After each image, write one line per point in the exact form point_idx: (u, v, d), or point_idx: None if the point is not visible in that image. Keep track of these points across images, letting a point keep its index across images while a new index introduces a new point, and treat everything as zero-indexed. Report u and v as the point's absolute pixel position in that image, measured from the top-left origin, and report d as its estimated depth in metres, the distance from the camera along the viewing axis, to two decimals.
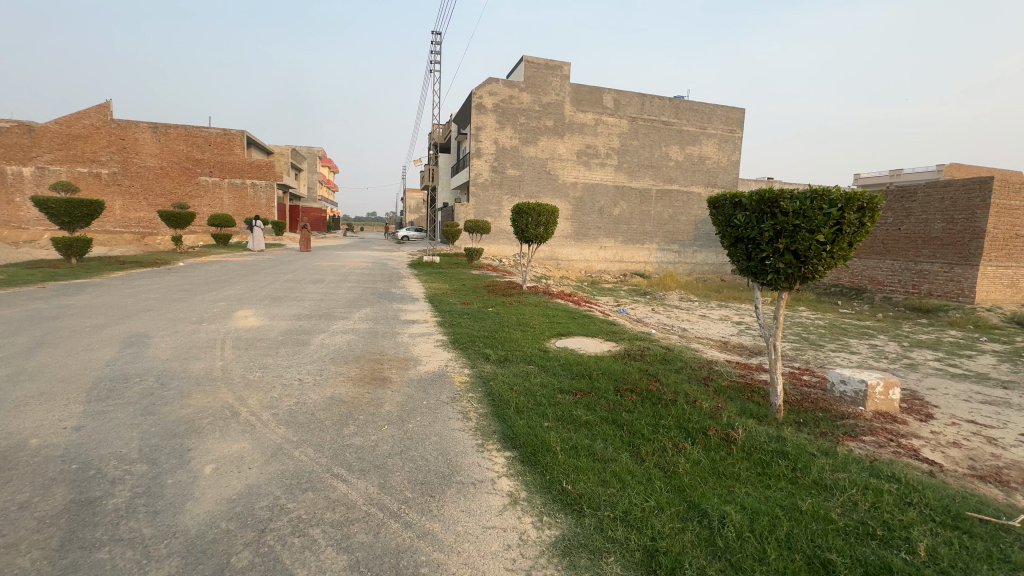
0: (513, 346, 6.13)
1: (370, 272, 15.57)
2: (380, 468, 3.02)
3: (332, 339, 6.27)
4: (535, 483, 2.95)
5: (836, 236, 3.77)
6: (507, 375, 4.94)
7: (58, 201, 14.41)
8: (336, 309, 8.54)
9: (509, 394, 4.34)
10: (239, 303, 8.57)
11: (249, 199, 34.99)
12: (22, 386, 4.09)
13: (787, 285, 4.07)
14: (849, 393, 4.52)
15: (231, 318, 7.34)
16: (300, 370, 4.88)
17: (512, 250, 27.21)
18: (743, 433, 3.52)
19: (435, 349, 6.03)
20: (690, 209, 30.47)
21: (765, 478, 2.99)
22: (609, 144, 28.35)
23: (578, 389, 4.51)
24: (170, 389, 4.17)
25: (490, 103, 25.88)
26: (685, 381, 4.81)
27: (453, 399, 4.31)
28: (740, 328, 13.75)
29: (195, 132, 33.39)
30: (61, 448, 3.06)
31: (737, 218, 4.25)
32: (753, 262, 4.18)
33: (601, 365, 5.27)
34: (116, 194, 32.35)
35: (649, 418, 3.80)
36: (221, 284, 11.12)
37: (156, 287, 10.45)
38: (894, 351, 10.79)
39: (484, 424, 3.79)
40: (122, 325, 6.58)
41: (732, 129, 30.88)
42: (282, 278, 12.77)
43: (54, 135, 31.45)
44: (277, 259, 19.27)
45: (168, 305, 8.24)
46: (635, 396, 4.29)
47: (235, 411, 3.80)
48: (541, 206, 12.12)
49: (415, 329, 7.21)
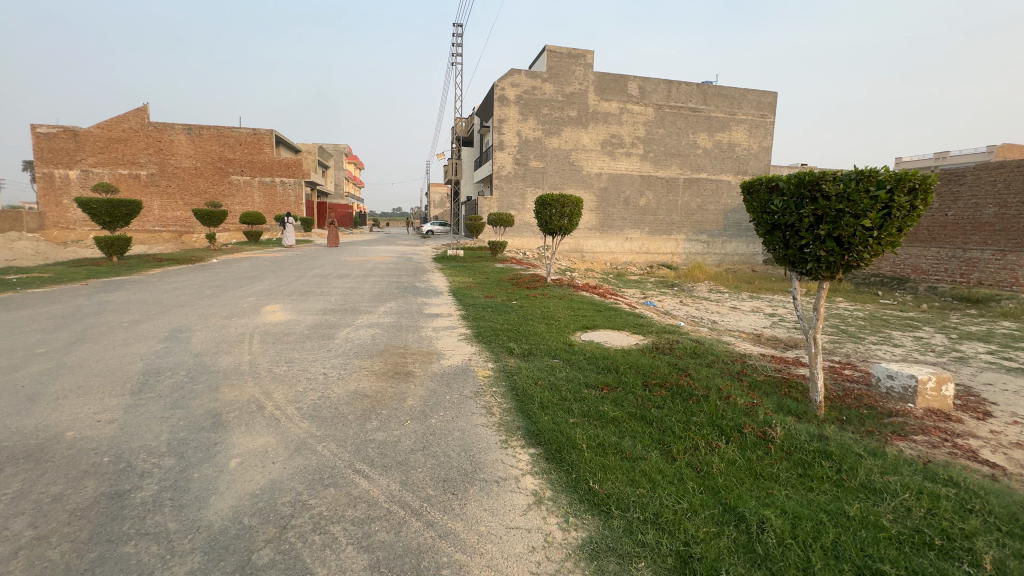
0: (537, 339, 6.02)
1: (394, 266, 15.67)
2: (402, 464, 2.97)
3: (356, 333, 6.30)
4: (560, 481, 2.84)
5: (884, 221, 3.52)
6: (531, 369, 4.84)
7: (99, 202, 15.01)
8: (361, 303, 8.60)
9: (533, 388, 4.24)
10: (268, 298, 8.74)
11: (279, 197, 35.82)
12: (61, 380, 4.22)
13: (829, 274, 3.83)
14: (896, 389, 4.24)
15: (259, 313, 7.47)
16: (325, 364, 4.90)
17: (535, 243, 27.07)
18: (782, 431, 3.33)
19: (458, 343, 5.98)
20: (719, 197, 29.59)
21: (807, 481, 2.80)
22: (634, 133, 27.73)
23: (604, 384, 4.37)
24: (200, 383, 4.24)
25: (512, 95, 25.66)
26: (717, 375, 4.61)
27: (476, 393, 4.24)
28: (773, 320, 13.26)
29: (226, 132, 34.32)
30: (95, 440, 3.13)
31: (773, 203, 3.99)
32: (791, 250, 3.93)
33: (627, 359, 5.11)
34: (154, 194, 33.65)
35: (679, 414, 3.64)
36: (251, 280, 11.37)
37: (190, 283, 10.77)
38: (942, 343, 10.19)
39: (508, 419, 3.71)
40: (156, 320, 6.77)
41: (763, 113, 29.77)
42: (309, 273, 12.99)
43: (97, 139, 32.90)
44: (306, 255, 19.69)
45: (200, 301, 8.46)
46: (664, 392, 4.12)
47: (261, 404, 3.83)
48: (565, 197, 11.91)
49: (439, 322, 7.18)
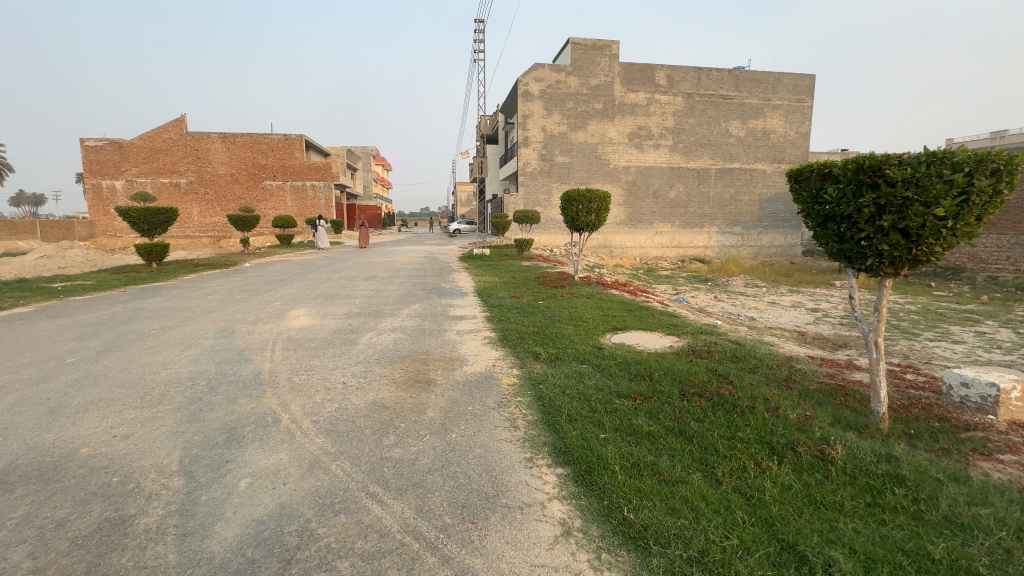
0: (565, 343, 5.71)
1: (421, 266, 15.64)
2: (419, 487, 2.75)
3: (379, 338, 6.15)
4: (591, 508, 2.56)
5: (960, 210, 3.07)
6: (559, 376, 4.56)
7: (138, 210, 15.54)
8: (386, 306, 8.51)
9: (561, 399, 3.95)
10: (294, 302, 8.76)
11: (310, 200, 36.55)
12: (85, 391, 4.22)
13: (892, 270, 3.43)
14: (973, 399, 3.76)
15: (284, 317, 7.46)
16: (345, 372, 4.76)
17: (563, 240, 26.67)
18: (843, 450, 2.94)
19: (482, 348, 5.74)
20: (754, 187, 28.40)
21: (878, 514, 2.43)
22: (663, 124, 26.89)
23: (638, 393, 4.04)
24: (218, 394, 4.15)
25: (536, 90, 25.29)
26: (763, 383, 4.21)
27: (500, 404, 4.00)
28: (817, 315, 12.51)
29: (259, 139, 35.28)
30: (107, 458, 3.05)
31: (826, 191, 3.56)
32: (848, 244, 3.52)
33: (662, 364, 4.76)
34: (193, 201, 34.97)
35: (722, 429, 3.29)
36: (279, 284, 11.48)
37: (221, 288, 10.95)
38: (1009, 339, 9.33)
39: (534, 433, 3.45)
40: (185, 327, 6.84)
41: (800, 97, 28.35)
42: (336, 275, 13.06)
43: (139, 150, 34.37)
44: (336, 257, 19.97)
45: (229, 306, 8.56)
46: (704, 402, 3.76)
47: (277, 418, 3.69)
48: (592, 192, 11.53)
49: (463, 325, 6.99)
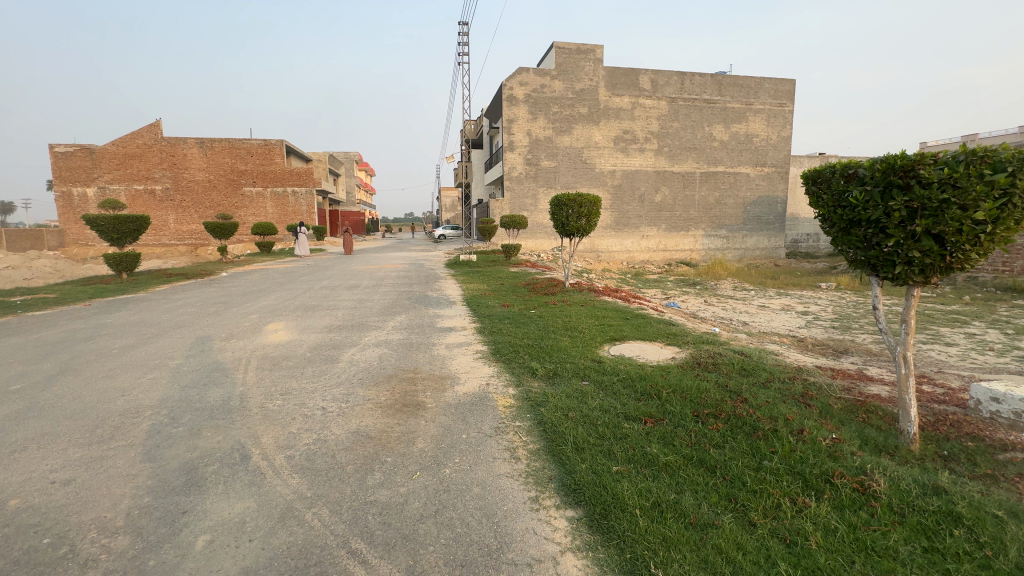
0: (563, 357, 5.35)
1: (406, 274, 15.19)
2: (410, 541, 2.36)
3: (362, 355, 5.72)
4: (611, 564, 2.20)
5: (1000, 214, 2.81)
6: (560, 396, 4.20)
7: (106, 218, 14.80)
8: (370, 317, 8.06)
9: (564, 423, 3.60)
10: (272, 315, 8.24)
11: (291, 207, 35.73)
12: (27, 425, 3.73)
13: (922, 278, 3.15)
14: (1005, 415, 3.52)
15: (261, 332, 6.97)
16: (325, 395, 4.33)
17: (550, 245, 26.43)
18: (885, 482, 2.64)
19: (475, 364, 5.35)
20: (738, 190, 28.60)
21: (939, 562, 2.12)
22: (648, 128, 26.90)
23: (648, 414, 3.70)
24: (180, 425, 3.69)
25: (521, 94, 25.08)
26: (780, 400, 3.90)
27: (497, 430, 3.63)
28: (808, 319, 12.37)
29: (237, 144, 34.38)
30: (39, 513, 2.59)
31: (850, 194, 3.28)
32: (875, 251, 3.23)
33: (669, 381, 4.43)
34: (169, 208, 33.94)
35: (747, 458, 2.98)
36: (257, 295, 10.93)
37: (194, 300, 10.35)
38: (1000, 340, 9.29)
39: (538, 466, 3.09)
40: (151, 344, 6.30)
41: (781, 102, 28.68)
42: (318, 285, 12.53)
43: (112, 156, 33.24)
44: (318, 264, 19.36)
45: (201, 320, 8.01)
46: (720, 425, 3.44)
47: (245, 455, 3.25)
48: (582, 196, 11.26)
49: (453, 338, 6.59)
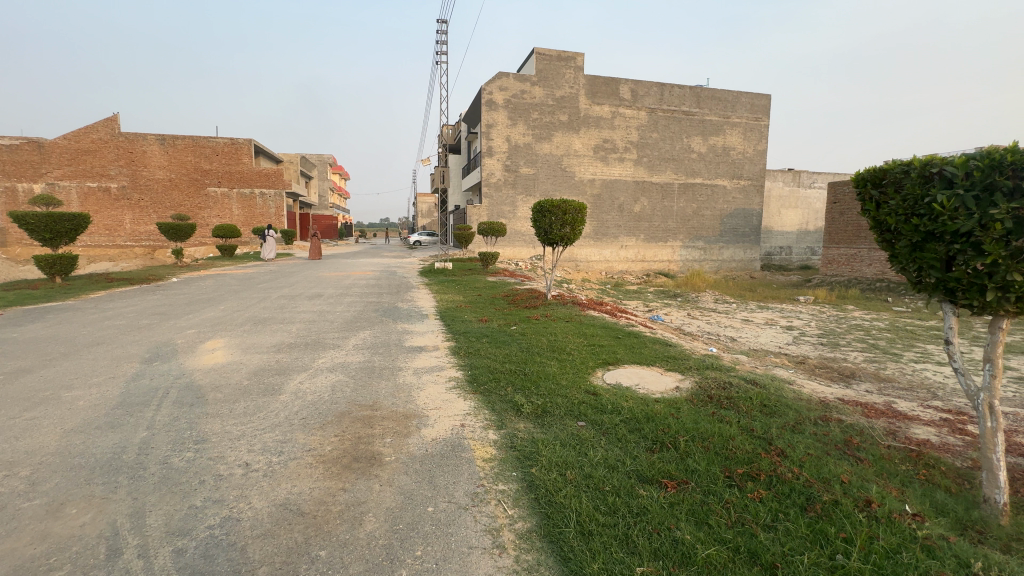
0: (552, 388, 4.54)
1: (375, 282, 14.16)
2: None
3: (312, 384, 4.75)
4: None
5: None
6: (553, 444, 3.37)
7: (38, 215, 13.25)
8: (328, 334, 7.04)
9: (566, 490, 2.76)
10: (212, 331, 7.12)
11: (258, 209, 33.97)
12: None
13: (1018, 309, 2.46)
14: None
15: (194, 353, 5.87)
16: (252, 444, 3.37)
17: (528, 253, 25.72)
18: None
19: (447, 397, 4.44)
20: (715, 202, 28.63)
21: None
22: (628, 138, 26.62)
23: (668, 475, 2.91)
24: (35, 499, 2.67)
25: (500, 99, 24.40)
26: (825, 454, 3.16)
27: (475, 497, 2.77)
28: (794, 334, 11.97)
29: (202, 142, 32.61)
30: None
31: (932, 199, 2.56)
32: (957, 273, 2.54)
33: (682, 423, 3.65)
34: (125, 208, 31.82)
35: (813, 551, 2.20)
36: (205, 304, 9.73)
37: (130, 310, 9.08)
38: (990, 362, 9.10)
39: (532, 561, 2.24)
40: (51, 369, 5.16)
41: (757, 116, 28.90)
42: (277, 293, 11.34)
43: (63, 151, 30.99)
44: (280, 270, 18.04)
45: (127, 336, 6.83)
46: (764, 491, 2.69)
47: (115, 549, 2.28)
48: (566, 203, 10.52)
49: (422, 361, 5.67)
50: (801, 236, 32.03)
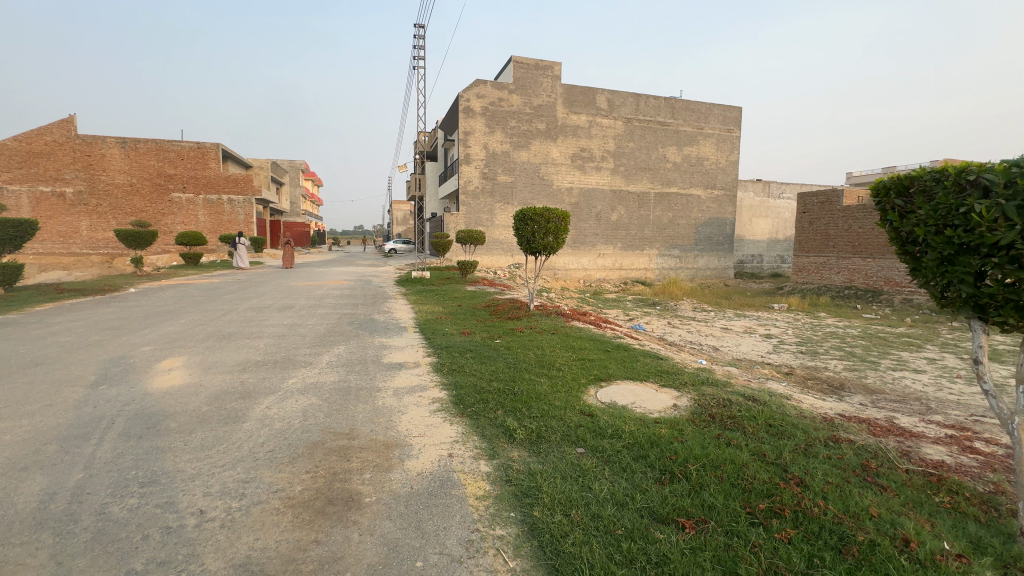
0: (545, 409, 4.23)
1: (350, 293, 13.60)
2: None
3: (280, 409, 4.28)
4: None
5: None
6: (554, 478, 3.03)
7: None
8: (299, 350, 6.54)
9: (575, 537, 2.42)
10: (169, 348, 6.51)
11: (225, 216, 32.71)
12: None
13: None
14: None
15: (147, 375, 5.30)
16: (208, 487, 2.92)
17: (506, 262, 25.47)
18: None
19: (432, 422, 4.06)
20: (690, 211, 29.04)
21: None
22: (604, 147, 26.78)
23: (684, 512, 2.62)
24: None
25: (478, 106, 24.19)
26: (847, 484, 2.92)
27: (470, 547, 2.41)
28: (773, 343, 12.01)
29: (166, 146, 31.17)
30: None
31: (968, 209, 2.37)
32: (993, 287, 2.34)
33: (690, 448, 3.38)
34: (81, 214, 30.10)
35: None
36: (164, 318, 9.03)
37: (78, 324, 8.32)
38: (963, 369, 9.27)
39: None
40: None
41: (729, 128, 29.54)
42: (244, 305, 10.68)
43: (13, 153, 29.23)
44: (249, 280, 17.20)
45: (71, 354, 6.18)
46: (793, 531, 2.42)
47: None
48: (549, 211, 10.27)
49: (403, 380, 5.25)
50: (771, 244, 32.80)
